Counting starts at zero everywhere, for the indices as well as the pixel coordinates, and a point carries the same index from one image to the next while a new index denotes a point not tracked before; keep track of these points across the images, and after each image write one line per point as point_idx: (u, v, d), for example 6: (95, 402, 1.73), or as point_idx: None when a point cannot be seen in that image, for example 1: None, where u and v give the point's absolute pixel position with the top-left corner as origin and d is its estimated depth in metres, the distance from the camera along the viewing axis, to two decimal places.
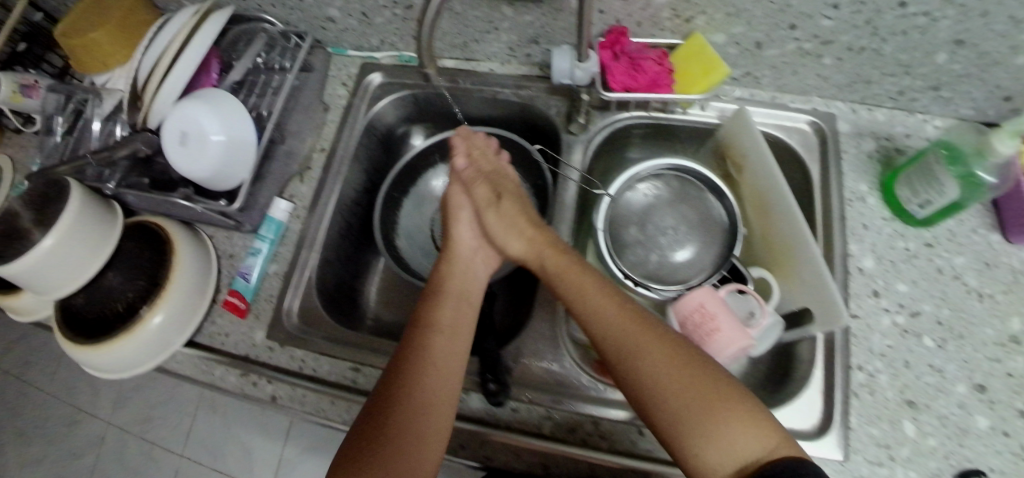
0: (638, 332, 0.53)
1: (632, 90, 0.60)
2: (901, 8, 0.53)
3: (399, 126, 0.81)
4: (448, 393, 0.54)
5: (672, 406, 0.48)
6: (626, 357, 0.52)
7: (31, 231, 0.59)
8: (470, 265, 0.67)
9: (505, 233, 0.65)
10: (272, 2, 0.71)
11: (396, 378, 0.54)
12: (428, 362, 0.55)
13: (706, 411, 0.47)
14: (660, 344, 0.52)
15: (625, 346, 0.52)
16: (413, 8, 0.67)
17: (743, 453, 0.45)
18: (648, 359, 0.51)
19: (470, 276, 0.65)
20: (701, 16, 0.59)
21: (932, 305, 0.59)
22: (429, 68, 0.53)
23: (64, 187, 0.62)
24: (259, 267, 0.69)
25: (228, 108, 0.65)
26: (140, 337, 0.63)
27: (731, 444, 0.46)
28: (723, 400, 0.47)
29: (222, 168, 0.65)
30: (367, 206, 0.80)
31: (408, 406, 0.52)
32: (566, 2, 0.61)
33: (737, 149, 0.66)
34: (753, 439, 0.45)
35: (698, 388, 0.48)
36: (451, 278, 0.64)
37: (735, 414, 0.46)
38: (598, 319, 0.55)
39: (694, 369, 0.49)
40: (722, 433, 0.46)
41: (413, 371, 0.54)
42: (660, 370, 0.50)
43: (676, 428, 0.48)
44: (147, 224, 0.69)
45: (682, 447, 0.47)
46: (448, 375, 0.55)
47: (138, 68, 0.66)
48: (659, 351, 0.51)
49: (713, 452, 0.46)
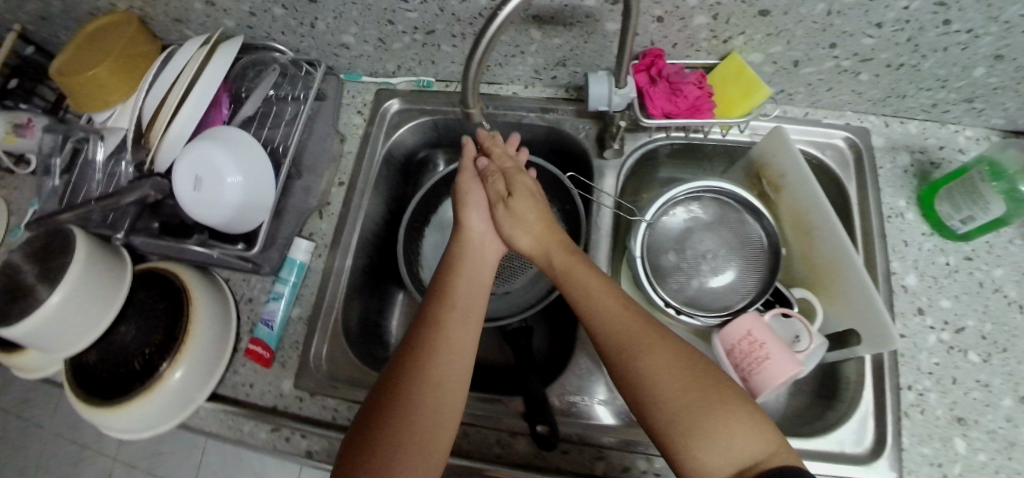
0: (647, 331, 0.51)
1: (673, 115, 0.59)
2: (944, 25, 0.53)
3: (418, 151, 0.80)
4: (453, 399, 0.51)
5: (675, 408, 0.47)
6: (630, 355, 0.50)
7: (35, 286, 0.54)
8: (482, 248, 0.63)
9: (518, 221, 0.61)
10: (282, 30, 0.68)
11: (397, 381, 0.51)
12: (432, 364, 0.52)
13: (707, 416, 0.45)
14: (665, 349, 0.50)
15: (632, 344, 0.51)
16: (435, 33, 0.65)
17: (744, 460, 0.44)
18: (653, 360, 0.49)
19: (480, 265, 0.62)
20: (740, 37, 0.58)
21: (976, 320, 0.59)
22: (473, 108, 0.50)
23: (66, 235, 0.57)
24: (282, 312, 0.66)
25: (243, 146, 0.61)
26: (160, 395, 0.58)
27: (731, 449, 0.44)
28: (727, 405, 0.46)
29: (241, 211, 0.61)
30: (388, 237, 0.78)
31: (408, 414, 0.49)
32: (601, 24, 0.58)
33: (773, 169, 0.65)
34: (755, 445, 0.44)
35: (699, 393, 0.47)
36: (462, 266, 0.61)
37: (740, 420, 0.45)
38: (609, 314, 0.53)
39: (700, 375, 0.48)
40: (719, 436, 0.45)
41: (417, 373, 0.51)
42: (663, 372, 0.48)
43: (677, 430, 0.46)
44: (159, 270, 0.64)
45: (680, 450, 0.45)
46: (453, 378, 0.52)
47: (142, 107, 0.62)
48: (665, 353, 0.49)
49: (711, 457, 0.44)
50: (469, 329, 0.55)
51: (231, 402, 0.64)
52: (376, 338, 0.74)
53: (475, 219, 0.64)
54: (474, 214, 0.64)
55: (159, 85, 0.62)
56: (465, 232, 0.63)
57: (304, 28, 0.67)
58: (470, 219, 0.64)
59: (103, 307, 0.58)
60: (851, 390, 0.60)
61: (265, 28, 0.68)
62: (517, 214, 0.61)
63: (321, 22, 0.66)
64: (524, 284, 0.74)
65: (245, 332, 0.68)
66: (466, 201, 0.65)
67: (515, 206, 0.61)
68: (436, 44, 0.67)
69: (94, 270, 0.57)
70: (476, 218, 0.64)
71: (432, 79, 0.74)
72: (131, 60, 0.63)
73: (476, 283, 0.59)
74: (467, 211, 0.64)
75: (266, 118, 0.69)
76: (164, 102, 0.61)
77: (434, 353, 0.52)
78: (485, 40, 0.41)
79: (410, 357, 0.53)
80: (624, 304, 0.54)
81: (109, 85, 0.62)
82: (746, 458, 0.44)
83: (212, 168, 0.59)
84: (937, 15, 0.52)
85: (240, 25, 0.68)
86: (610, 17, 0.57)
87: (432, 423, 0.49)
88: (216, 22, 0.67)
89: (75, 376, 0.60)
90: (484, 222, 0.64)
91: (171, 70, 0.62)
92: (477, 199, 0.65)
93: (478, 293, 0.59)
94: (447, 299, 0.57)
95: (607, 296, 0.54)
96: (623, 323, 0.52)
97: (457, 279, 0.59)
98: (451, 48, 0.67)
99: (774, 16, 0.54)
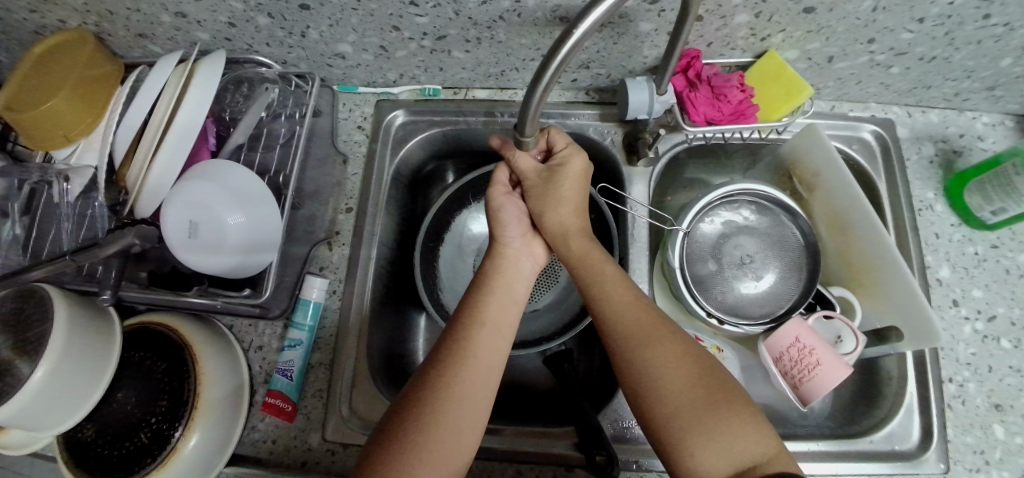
0: (657, 326, 0.49)
1: (716, 121, 0.59)
2: (983, 20, 0.52)
3: (426, 165, 0.76)
4: (474, 415, 0.47)
5: (678, 405, 0.44)
6: (638, 349, 0.48)
7: (13, 361, 0.45)
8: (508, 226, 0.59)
9: (557, 209, 0.57)
10: (267, 41, 0.60)
11: (408, 404, 0.47)
12: (446, 377, 0.48)
13: (708, 416, 0.43)
14: (678, 346, 0.48)
15: (641, 339, 0.48)
16: (446, 39, 0.59)
17: (743, 463, 0.42)
18: (660, 356, 0.47)
19: (514, 280, 0.56)
20: (780, 35, 0.55)
21: (1006, 307, 0.61)
22: (531, 135, 0.50)
23: (42, 296, 0.48)
24: (300, 360, 0.60)
25: (235, 180, 0.55)
26: (176, 468, 0.51)
27: (729, 451, 0.42)
28: (731, 406, 0.44)
29: (251, 250, 0.55)
30: (401, 261, 0.73)
31: (415, 435, 0.45)
32: (634, 25, 0.54)
33: (806, 168, 0.65)
34: (755, 449, 0.42)
35: (703, 393, 0.45)
36: (493, 286, 0.55)
37: (741, 424, 0.43)
38: (624, 304, 0.50)
39: (708, 377, 0.46)
40: (719, 437, 0.43)
41: (431, 386, 0.47)
42: (673, 367, 0.46)
43: (677, 429, 0.44)
44: (153, 325, 0.56)
45: (677, 448, 0.43)
46: (472, 406, 0.47)
47: (115, 143, 0.54)
48: (675, 350, 0.47)
49: (709, 459, 0.42)
50: (492, 353, 0.50)
51: (252, 462, 0.58)
52: (402, 370, 0.69)
53: (510, 231, 0.59)
54: (508, 225, 0.59)
55: (129, 117, 0.53)
56: (500, 245, 0.58)
57: (293, 38, 0.59)
58: (506, 233, 0.58)
59: (96, 374, 0.49)
60: (894, 385, 0.60)
61: (247, 39, 0.60)
62: (556, 196, 0.57)
63: (312, 31, 0.58)
64: (552, 301, 0.73)
65: (257, 383, 0.61)
66: (495, 213, 0.59)
67: (554, 187, 0.57)
68: (446, 49, 0.61)
69: (81, 335, 0.48)
70: (512, 230, 0.59)
71: (438, 86, 0.70)
72: (97, 79, 0.57)
73: (504, 307, 0.53)
74: (500, 223, 0.59)
75: (259, 140, 0.63)
76: (142, 137, 0.53)
77: (453, 387, 0.47)
78: (554, 62, 0.39)
79: (423, 371, 0.49)
80: (636, 297, 0.51)
81: (74, 116, 0.55)
82: (746, 461, 0.42)
83: (210, 212, 0.54)
84: (979, 10, 0.50)
85: (216, 38, 0.60)
86: (645, 17, 0.52)
87: (444, 452, 0.45)
88: (188, 35, 0.60)
89: (70, 456, 0.52)
90: (519, 236, 0.59)
91: (142, 97, 0.53)
92: (508, 215, 0.59)
93: (505, 321, 0.53)
94: (470, 315, 0.52)
95: (617, 288, 0.52)
96: (636, 319, 0.49)
97: (485, 302, 0.53)
98: (462, 53, 0.62)
99: (819, 13, 0.52)
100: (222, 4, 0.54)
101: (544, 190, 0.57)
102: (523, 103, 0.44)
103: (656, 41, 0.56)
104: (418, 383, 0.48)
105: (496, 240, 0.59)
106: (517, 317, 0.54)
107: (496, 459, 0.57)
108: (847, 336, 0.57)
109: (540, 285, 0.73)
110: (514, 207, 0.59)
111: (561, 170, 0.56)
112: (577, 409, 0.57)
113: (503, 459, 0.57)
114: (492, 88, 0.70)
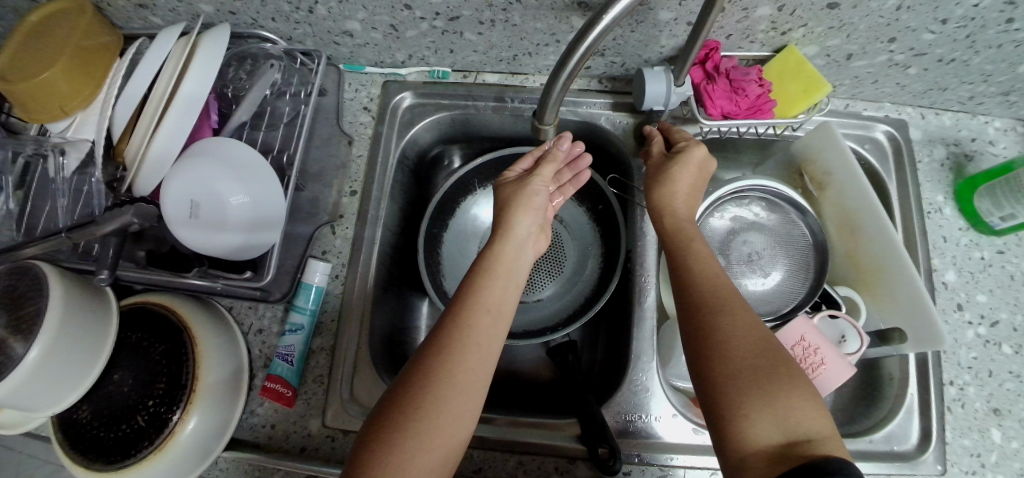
0: (732, 300, 0.48)
1: (732, 115, 0.58)
2: (1006, 23, 0.51)
3: (432, 148, 0.75)
4: (472, 391, 0.45)
5: (742, 371, 0.44)
6: (709, 316, 0.47)
7: (7, 341, 0.43)
8: (531, 202, 0.57)
9: (667, 192, 0.55)
10: (273, 16, 0.59)
11: (407, 391, 0.44)
12: (448, 360, 0.45)
13: (770, 384, 0.43)
14: (748, 318, 0.47)
15: (715, 306, 0.47)
16: (458, 20, 0.57)
17: (797, 435, 0.41)
18: (733, 325, 0.46)
19: (518, 268, 0.54)
20: (801, 29, 0.55)
21: (1008, 313, 0.61)
22: (551, 123, 0.50)
23: (37, 274, 0.46)
24: (301, 344, 0.59)
25: (239, 159, 0.54)
26: (174, 453, 0.50)
27: (785, 421, 0.41)
28: (795, 380, 0.43)
29: (254, 232, 0.54)
30: (404, 246, 0.72)
31: (415, 418, 0.43)
32: (654, 13, 0.52)
33: (818, 166, 0.64)
34: (810, 424, 0.41)
35: (769, 364, 0.44)
36: (498, 268, 0.52)
37: (803, 397, 0.42)
38: (701, 274, 0.50)
39: (774, 352, 0.45)
40: (776, 405, 0.42)
41: (434, 369, 0.45)
42: (741, 335, 0.46)
43: (735, 391, 0.43)
44: (150, 306, 0.55)
45: (731, 410, 0.43)
46: (483, 367, 0.47)
47: (113, 117, 0.52)
48: (747, 323, 0.46)
49: (763, 424, 0.41)
50: (491, 341, 0.48)
51: (251, 447, 0.57)
52: (403, 356, 0.68)
53: (523, 220, 0.56)
54: (526, 213, 0.56)
55: (129, 90, 0.51)
56: (508, 230, 0.55)
57: (299, 14, 0.58)
58: (516, 221, 0.56)
59: (94, 354, 0.48)
60: (895, 387, 0.60)
61: (252, 12, 0.58)
62: (670, 182, 0.55)
63: (321, 6, 0.56)
64: (555, 292, 0.72)
65: (257, 367, 0.61)
66: (527, 195, 0.57)
67: (671, 172, 0.56)
68: (458, 31, 0.60)
69: (76, 314, 0.46)
70: (524, 221, 0.56)
71: (448, 69, 0.68)
72: (95, 48, 0.55)
73: (507, 293, 0.51)
74: (520, 209, 0.56)
75: (262, 119, 0.62)
76: (144, 110, 0.51)
77: (474, 347, 0.47)
78: (583, 47, 0.38)
79: (419, 357, 0.47)
80: (717, 272, 0.51)
81: (69, 87, 0.53)
82: (800, 433, 0.41)
83: (208, 190, 0.53)
84: (1004, 13, 0.50)
85: (220, 10, 0.59)
86: (666, 6, 0.51)
87: (444, 431, 0.43)
88: (190, 7, 0.58)
89: (65, 438, 0.51)
90: (535, 225, 0.57)
91: (143, 69, 0.51)
92: (541, 200, 0.57)
93: (506, 307, 0.50)
94: (473, 299, 0.49)
95: (698, 259, 0.51)
96: (711, 288, 0.49)
97: (488, 285, 0.50)
98: (475, 35, 0.60)
99: (843, 9, 0.51)
100: None
101: (654, 173, 0.57)
102: (546, 92, 0.44)
103: (674, 31, 0.55)
104: (416, 368, 0.46)
105: (503, 225, 0.56)
106: (517, 304, 0.52)
107: (499, 450, 0.57)
108: (851, 334, 0.57)
109: (544, 276, 0.73)
110: (546, 196, 0.58)
111: (683, 154, 0.56)
112: (581, 402, 0.57)
113: (503, 449, 0.57)
114: (503, 73, 0.68)
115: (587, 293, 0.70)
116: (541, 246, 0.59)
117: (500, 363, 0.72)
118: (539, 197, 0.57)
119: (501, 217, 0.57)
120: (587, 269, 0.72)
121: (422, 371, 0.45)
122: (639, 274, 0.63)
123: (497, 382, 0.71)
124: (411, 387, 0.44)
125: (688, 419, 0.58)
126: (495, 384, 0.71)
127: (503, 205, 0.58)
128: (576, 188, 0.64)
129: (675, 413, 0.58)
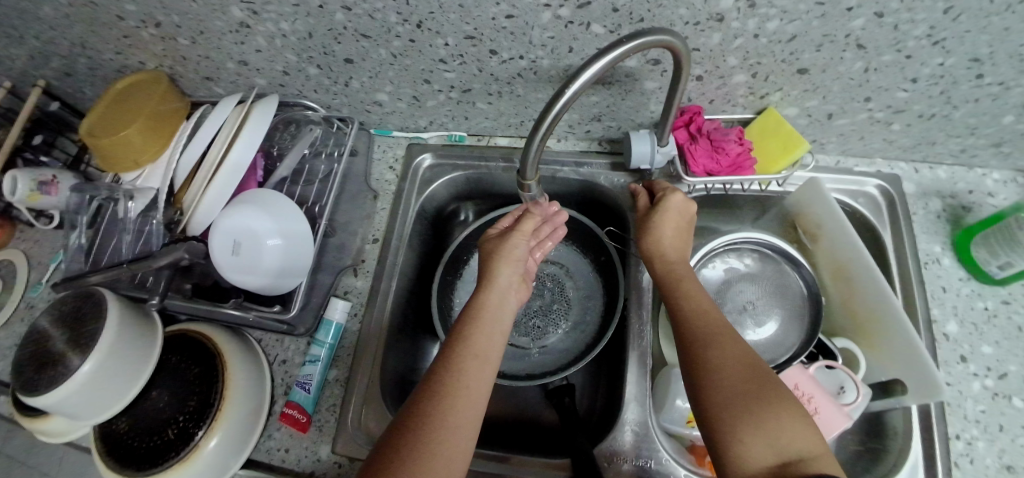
0: (722, 334, 0.50)
1: (715, 173, 0.63)
2: (977, 79, 0.54)
3: (450, 203, 0.82)
4: (467, 424, 0.49)
5: (732, 399, 0.45)
6: (699, 350, 0.50)
7: (66, 354, 0.51)
8: (513, 252, 0.61)
9: (654, 235, 0.60)
10: (315, 89, 0.69)
11: (405, 432, 0.48)
12: (443, 400, 0.49)
13: (760, 408, 0.44)
14: (736, 349, 0.49)
15: (706, 341, 0.50)
16: (469, 92, 0.65)
17: (789, 455, 0.42)
18: (722, 357, 0.48)
19: (502, 315, 0.58)
20: (777, 93, 0.59)
21: (1018, 366, 0.59)
22: (530, 179, 0.54)
23: (98, 298, 0.54)
24: (319, 375, 0.65)
25: (275, 203, 0.62)
26: (197, 465, 0.55)
27: (775, 442, 0.43)
28: (783, 403, 0.45)
29: (285, 267, 0.62)
30: (420, 289, 0.78)
31: (413, 458, 0.46)
32: (639, 83, 0.59)
33: (810, 218, 0.67)
34: (800, 443, 0.43)
35: (758, 390, 0.46)
36: (483, 319, 0.56)
37: (790, 420, 0.44)
38: (691, 313, 0.53)
39: (763, 380, 0.47)
40: (767, 428, 0.43)
41: (432, 412, 0.49)
42: (728, 366, 0.48)
43: (728, 417, 0.45)
44: (187, 333, 0.62)
45: (726, 435, 0.44)
46: (477, 402, 0.51)
47: (178, 172, 0.62)
48: (734, 354, 0.49)
49: (757, 445, 0.43)
50: (479, 382, 0.52)
51: (265, 468, 0.62)
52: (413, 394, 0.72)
53: (505, 271, 0.60)
54: (508, 266, 0.61)
55: (190, 151, 0.62)
56: (491, 280, 0.60)
57: (336, 86, 0.68)
58: (497, 273, 0.60)
59: (137, 369, 0.55)
60: (899, 440, 0.59)
61: (297, 86, 0.69)
62: (657, 231, 0.60)
63: (355, 81, 0.66)
64: (561, 337, 0.76)
65: (277, 394, 0.66)
66: (508, 249, 0.61)
67: (653, 220, 0.60)
68: (471, 101, 0.68)
69: (125, 335, 0.53)
70: (506, 272, 0.60)
71: (464, 133, 0.77)
72: (168, 112, 0.66)
73: (492, 340, 0.55)
74: (502, 262, 0.61)
75: (301, 175, 0.71)
76: (200, 168, 0.61)
77: (463, 388, 0.51)
78: (549, 116, 0.45)
79: (414, 402, 0.50)
80: (707, 310, 0.53)
81: (144, 143, 0.64)
82: (791, 453, 0.42)
83: (249, 232, 0.60)
84: (972, 70, 0.52)
85: (271, 84, 0.69)
86: (649, 76, 0.57)
87: (442, 467, 0.46)
88: (247, 80, 0.69)
89: (105, 446, 0.56)
90: (517, 273, 0.61)
91: (203, 133, 0.61)
92: (522, 251, 0.62)
93: (493, 353, 0.55)
94: (460, 345, 0.54)
95: (688, 301, 0.54)
96: (699, 325, 0.52)
97: (477, 333, 0.55)
98: (485, 104, 0.68)
99: (813, 73, 0.55)
100: (279, 56, 0.63)
101: (642, 222, 0.62)
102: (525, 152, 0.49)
103: (661, 98, 0.61)
104: (413, 410, 0.49)
105: (486, 275, 0.60)
106: (502, 350, 0.56)
107: None
108: (850, 386, 0.57)
109: (549, 322, 0.77)
110: (526, 247, 0.62)
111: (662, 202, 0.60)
112: (574, 442, 0.59)
113: None
114: (513, 136, 0.76)
115: (590, 339, 0.73)
116: (524, 296, 0.63)
117: (506, 406, 0.75)
118: (522, 244, 0.62)
119: (485, 270, 0.61)
120: (590, 316, 0.75)
121: (418, 412, 0.49)
122: (636, 320, 0.66)
123: (503, 424, 0.74)
124: (408, 427, 0.48)
125: (681, 465, 0.59)
126: (501, 427, 0.73)
127: (489, 254, 0.62)
128: (553, 242, 0.67)
129: (668, 458, 0.59)
